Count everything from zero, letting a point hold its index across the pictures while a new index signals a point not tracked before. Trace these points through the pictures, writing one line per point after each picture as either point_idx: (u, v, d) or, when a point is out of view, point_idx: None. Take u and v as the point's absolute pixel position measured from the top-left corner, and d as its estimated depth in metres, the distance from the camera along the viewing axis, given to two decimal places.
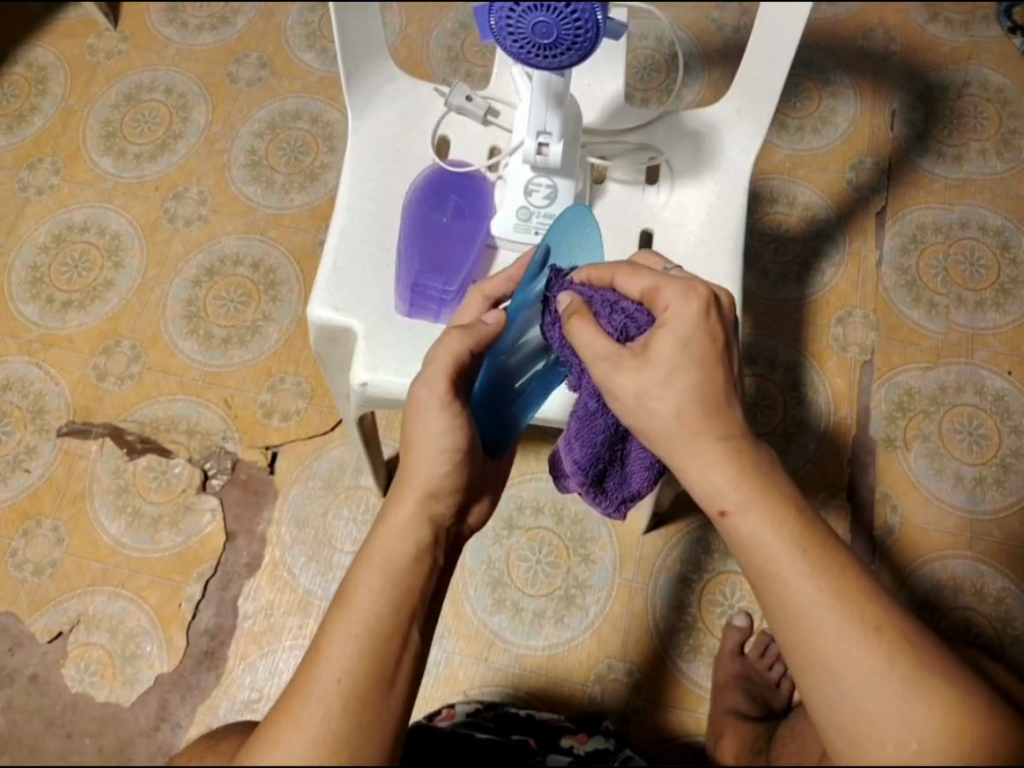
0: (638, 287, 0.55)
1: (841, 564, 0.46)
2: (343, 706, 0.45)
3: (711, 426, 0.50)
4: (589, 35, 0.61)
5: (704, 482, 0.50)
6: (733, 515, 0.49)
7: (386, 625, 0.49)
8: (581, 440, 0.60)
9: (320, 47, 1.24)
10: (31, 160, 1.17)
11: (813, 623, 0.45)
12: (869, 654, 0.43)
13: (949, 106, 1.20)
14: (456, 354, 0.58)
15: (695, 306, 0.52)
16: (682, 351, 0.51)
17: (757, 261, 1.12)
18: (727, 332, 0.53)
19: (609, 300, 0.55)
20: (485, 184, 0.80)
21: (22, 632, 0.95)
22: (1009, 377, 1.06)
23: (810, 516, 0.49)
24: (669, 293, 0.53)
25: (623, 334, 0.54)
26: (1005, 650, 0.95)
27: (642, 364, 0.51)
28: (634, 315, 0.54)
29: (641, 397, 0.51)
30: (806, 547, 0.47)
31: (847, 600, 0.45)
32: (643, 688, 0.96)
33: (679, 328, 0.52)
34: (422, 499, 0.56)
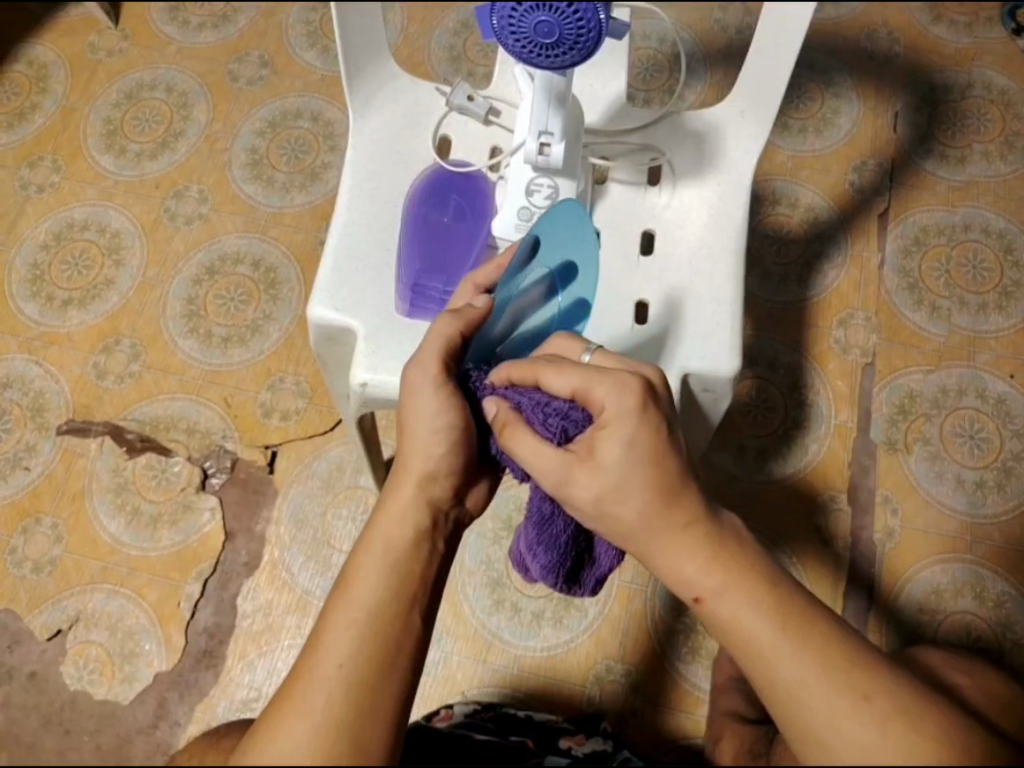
0: (568, 383, 0.55)
1: (825, 636, 0.47)
2: (345, 692, 0.45)
3: (674, 517, 0.51)
4: (590, 35, 0.61)
5: (677, 571, 0.51)
6: (708, 601, 0.50)
7: (388, 612, 0.49)
8: (545, 545, 0.62)
9: (321, 46, 1.24)
10: (32, 158, 1.17)
11: (800, 694, 0.45)
12: (860, 720, 0.44)
13: (953, 109, 1.20)
14: (447, 336, 0.60)
15: (631, 400, 0.52)
16: (628, 453, 0.51)
17: (758, 263, 1.12)
18: (665, 418, 0.53)
19: (539, 402, 0.56)
20: (487, 185, 0.81)
21: (21, 630, 0.95)
22: (1010, 381, 1.06)
23: (784, 584, 0.50)
24: (603, 390, 0.53)
25: (563, 435, 0.55)
26: (1005, 655, 0.94)
27: (592, 469, 0.52)
28: (570, 414, 0.55)
29: (601, 503, 0.52)
30: (784, 621, 0.48)
31: (833, 668, 0.46)
32: (642, 690, 0.96)
33: (623, 430, 0.52)
34: (419, 482, 0.56)
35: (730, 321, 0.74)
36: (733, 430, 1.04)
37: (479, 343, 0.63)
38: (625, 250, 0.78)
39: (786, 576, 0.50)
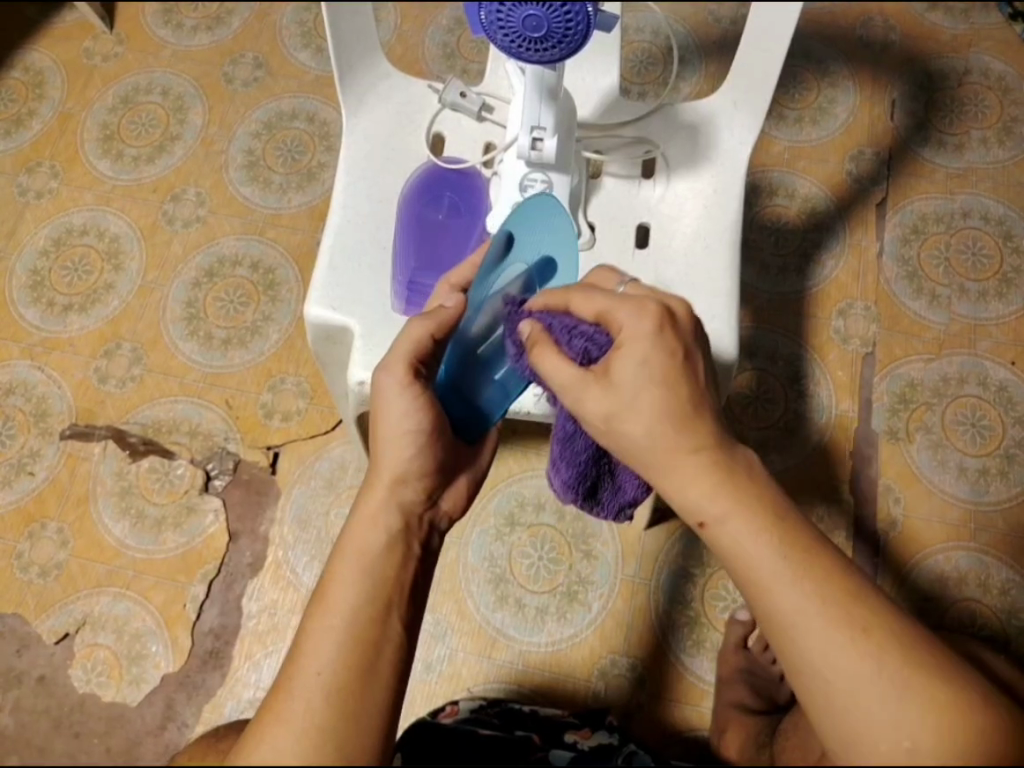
0: (592, 307, 0.55)
1: (829, 571, 0.46)
2: (326, 698, 0.45)
3: (683, 440, 0.50)
4: (578, 29, 0.61)
5: (682, 496, 0.50)
6: (712, 527, 0.49)
7: (364, 616, 0.50)
8: (565, 462, 0.63)
9: (315, 46, 1.24)
10: (29, 164, 1.17)
11: (799, 628, 0.45)
12: (858, 655, 0.43)
13: (950, 96, 1.19)
14: (418, 340, 0.59)
15: (648, 324, 0.52)
16: (642, 370, 0.51)
17: (756, 254, 1.11)
18: (686, 342, 0.52)
19: (567, 325, 0.56)
20: (481, 182, 0.81)
21: (29, 634, 0.96)
22: (1011, 367, 1.06)
23: (790, 515, 0.49)
24: (623, 314, 0.53)
25: (585, 356, 0.55)
26: (1011, 641, 0.94)
27: (604, 388, 0.52)
28: (593, 337, 0.55)
29: (611, 419, 0.52)
30: (787, 551, 0.47)
31: (835, 600, 0.45)
32: (647, 683, 0.96)
33: (639, 349, 0.51)
34: (390, 485, 0.57)
35: (727, 312, 0.74)
36: (733, 423, 1.04)
37: (456, 341, 0.62)
38: (620, 244, 0.78)
39: (789, 509, 0.49)
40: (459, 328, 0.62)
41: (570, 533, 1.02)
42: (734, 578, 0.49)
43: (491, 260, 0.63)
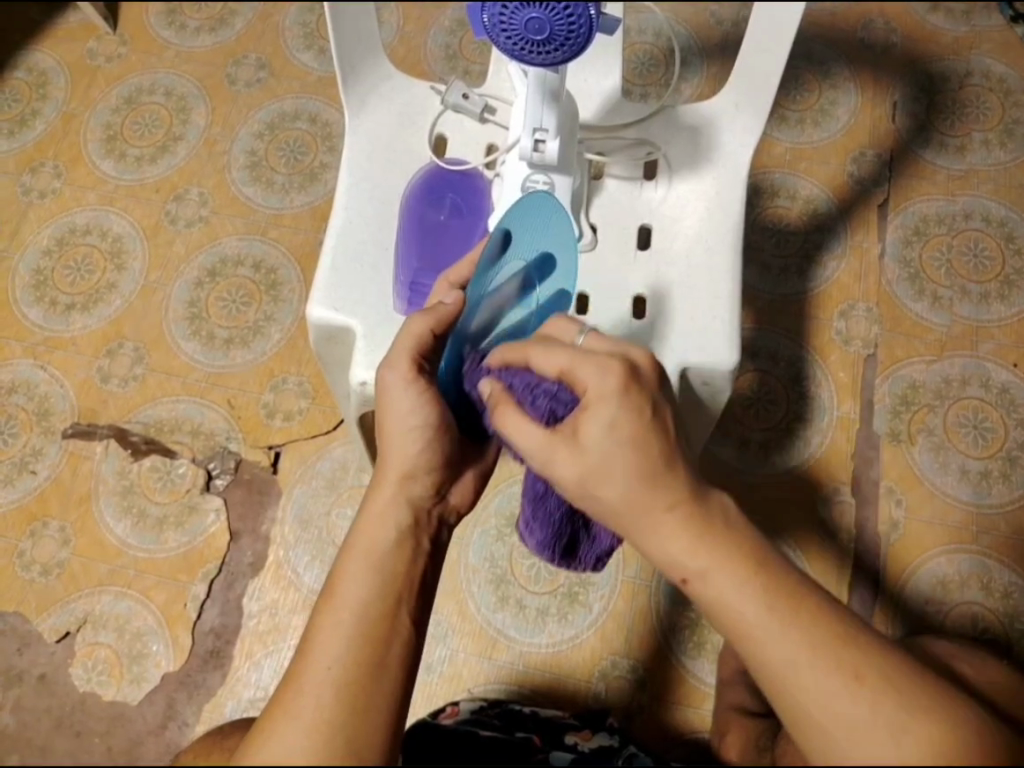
0: (555, 364, 0.54)
1: (818, 617, 0.46)
2: (335, 693, 0.45)
3: (658, 500, 0.49)
4: (581, 33, 0.61)
5: (663, 553, 0.49)
6: (695, 582, 0.48)
7: (374, 612, 0.50)
8: (539, 522, 0.63)
9: (318, 47, 1.25)
10: (33, 164, 1.18)
11: (793, 675, 0.45)
12: (852, 701, 0.43)
13: (952, 98, 1.19)
14: (418, 336, 0.59)
15: (613, 381, 0.50)
16: (610, 435, 0.49)
17: (757, 256, 1.12)
18: (652, 398, 0.51)
19: (530, 382, 0.56)
20: (483, 182, 0.81)
21: (30, 632, 0.96)
22: (1013, 370, 1.06)
23: (774, 557, 0.48)
24: (587, 372, 0.52)
25: (552, 415, 0.55)
26: (1013, 645, 0.94)
27: (574, 451, 0.51)
28: (558, 395, 0.54)
29: (585, 482, 0.51)
30: (774, 601, 0.46)
31: (826, 647, 0.45)
32: (648, 685, 0.96)
33: (605, 411, 0.50)
34: (399, 481, 0.57)
35: (728, 312, 0.74)
36: (734, 424, 1.04)
37: (457, 339, 0.62)
38: (622, 246, 0.78)
39: None
40: (458, 326, 0.62)
41: None
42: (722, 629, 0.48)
43: (489, 259, 0.63)
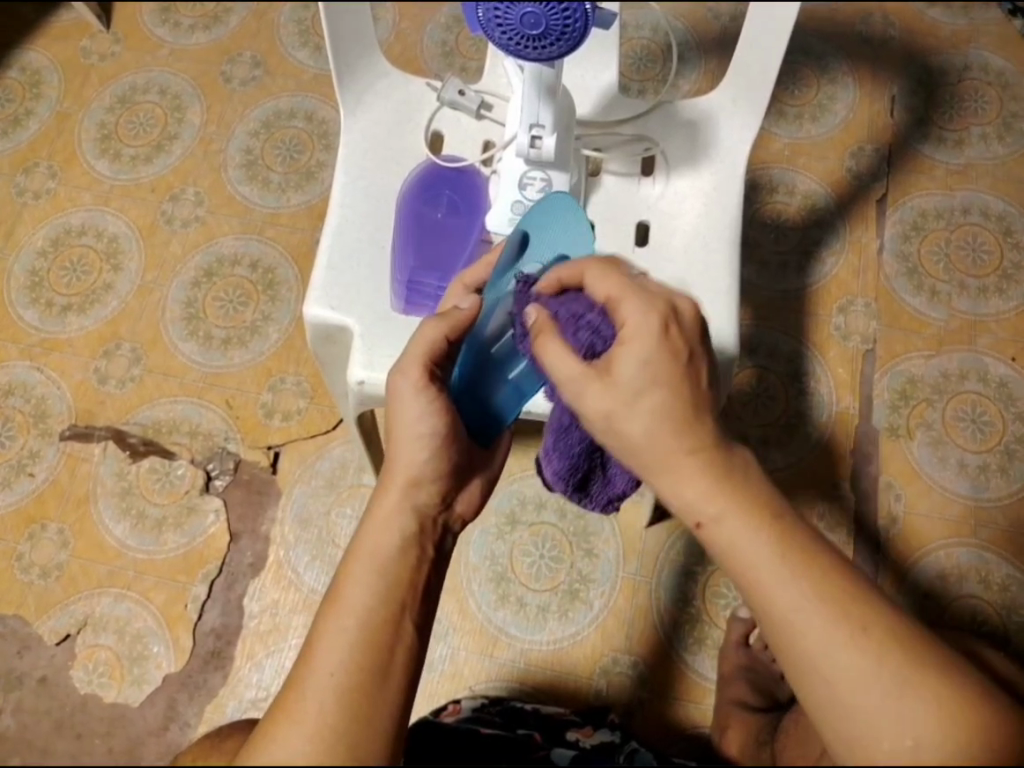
0: (601, 291, 0.52)
1: (825, 567, 0.46)
2: (338, 699, 0.45)
3: (682, 443, 0.48)
4: (577, 26, 0.61)
5: (678, 495, 0.49)
6: (709, 526, 0.48)
7: (378, 617, 0.50)
8: (559, 454, 0.61)
9: (314, 45, 1.24)
10: (27, 164, 1.17)
11: (799, 623, 0.44)
12: (857, 652, 0.43)
13: (950, 92, 1.19)
14: (431, 342, 0.59)
15: (654, 321, 0.49)
16: (644, 370, 0.48)
17: (756, 251, 1.11)
18: (690, 345, 0.50)
19: (575, 313, 0.53)
20: (480, 180, 0.81)
21: (30, 635, 0.96)
22: (1011, 363, 1.06)
23: (785, 513, 0.48)
24: (628, 307, 0.50)
25: (590, 350, 0.52)
26: (1011, 638, 0.94)
27: (607, 385, 0.49)
28: (599, 330, 0.52)
29: (611, 418, 0.49)
30: (784, 549, 0.46)
31: (833, 599, 0.45)
32: (649, 682, 0.96)
33: (640, 347, 0.49)
34: (404, 487, 0.56)
35: (726, 310, 0.74)
36: (734, 420, 1.04)
37: (471, 344, 0.62)
38: (620, 243, 0.78)
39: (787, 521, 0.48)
40: (474, 331, 0.62)
41: (571, 531, 1.02)
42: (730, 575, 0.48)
43: (506, 262, 0.63)
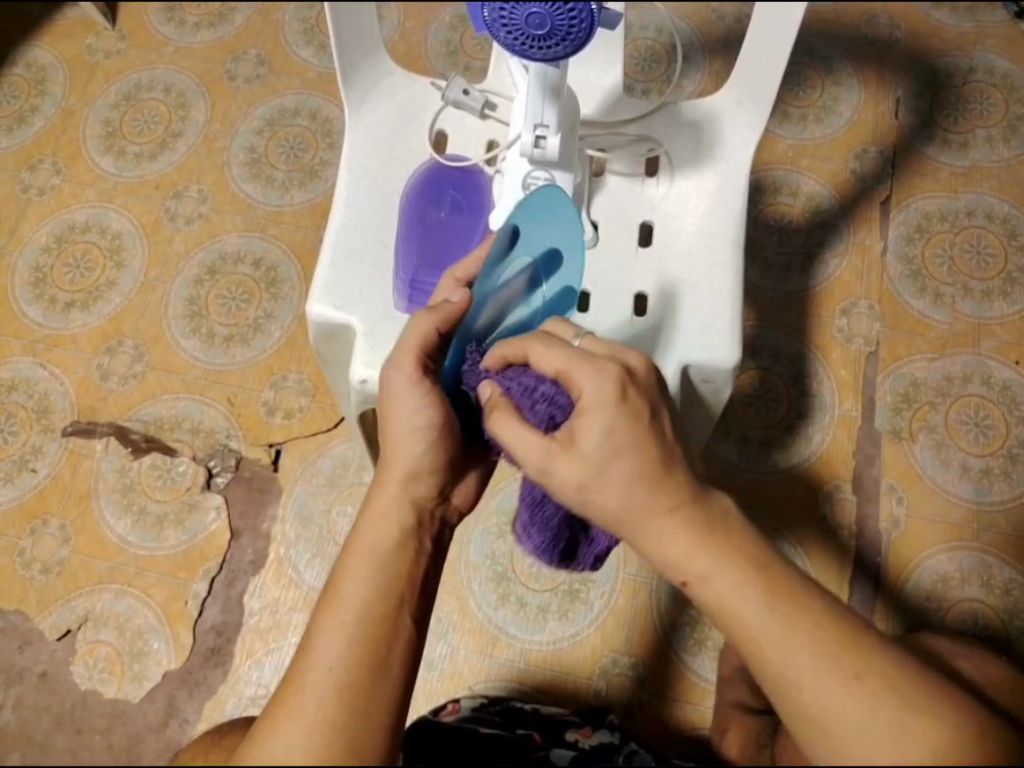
0: (552, 364, 0.54)
1: (815, 614, 0.45)
2: (337, 693, 0.45)
3: (657, 503, 0.49)
4: (583, 27, 0.61)
5: (661, 556, 0.49)
6: (695, 585, 0.48)
7: (377, 612, 0.50)
8: (537, 528, 0.63)
9: (318, 43, 1.24)
10: (32, 161, 1.17)
11: (794, 670, 0.44)
12: (853, 700, 0.43)
13: (954, 95, 1.18)
14: (424, 334, 0.59)
15: (611, 388, 0.50)
16: (608, 439, 0.49)
17: (759, 252, 1.11)
18: (649, 403, 0.51)
19: (528, 386, 0.55)
20: (484, 180, 0.81)
21: (31, 630, 0.96)
22: (1015, 367, 1.06)
23: (773, 562, 0.48)
24: (583, 376, 0.51)
25: (549, 422, 0.55)
26: (1013, 642, 0.94)
27: (573, 457, 0.50)
28: (556, 400, 0.55)
29: (583, 490, 0.50)
30: (773, 601, 0.46)
31: (823, 647, 0.44)
32: (649, 682, 0.96)
33: (603, 415, 0.50)
34: (402, 481, 0.56)
35: (728, 311, 0.74)
36: (736, 421, 1.04)
37: (462, 337, 0.62)
38: (623, 242, 0.78)
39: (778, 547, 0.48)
40: (464, 324, 0.62)
41: None
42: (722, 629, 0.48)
43: (494, 256, 0.64)
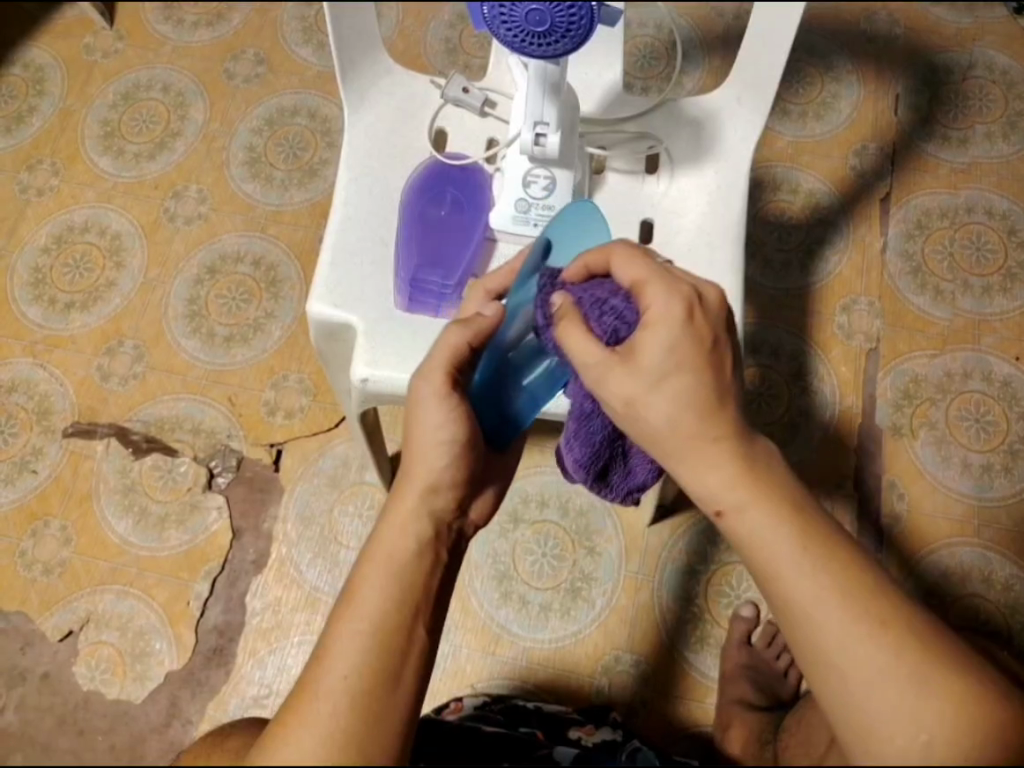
0: (629, 276, 0.52)
1: (845, 561, 0.46)
2: (351, 702, 0.46)
3: (707, 431, 0.49)
4: (582, 23, 0.61)
5: (700, 484, 0.50)
6: (730, 514, 0.49)
7: (392, 621, 0.50)
8: (579, 441, 0.60)
9: (317, 42, 1.24)
10: (30, 161, 1.17)
11: (815, 614, 0.44)
12: (875, 647, 0.43)
13: (954, 90, 1.19)
14: (454, 348, 0.58)
15: (679, 307, 0.50)
16: (669, 355, 0.49)
17: (759, 249, 1.11)
18: (715, 332, 0.50)
19: (599, 297, 0.53)
20: (484, 177, 0.80)
21: (33, 632, 0.96)
22: (1015, 363, 1.06)
23: (810, 513, 0.49)
24: (654, 292, 0.51)
25: (614, 334, 0.52)
26: (1014, 637, 0.94)
27: (631, 370, 0.49)
28: (625, 315, 0.52)
29: (632, 404, 0.50)
30: (806, 543, 0.47)
31: (850, 592, 0.45)
32: (652, 679, 0.96)
33: (666, 331, 0.49)
34: (421, 493, 0.56)
35: (729, 309, 0.74)
36: None
37: (492, 350, 0.60)
38: (624, 239, 0.78)
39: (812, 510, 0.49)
40: (495, 338, 0.60)
41: (574, 529, 1.02)
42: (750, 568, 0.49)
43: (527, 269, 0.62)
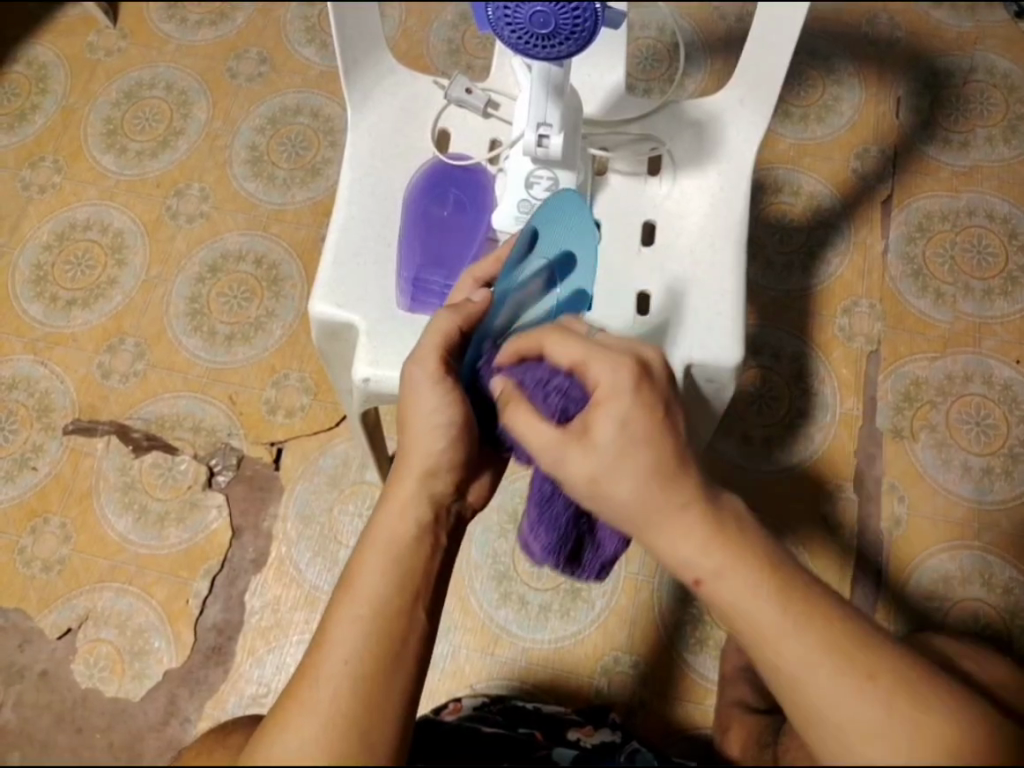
0: (567, 356, 0.52)
1: (827, 615, 0.44)
2: (353, 686, 0.46)
3: (673, 497, 0.48)
4: (586, 26, 0.61)
5: (672, 553, 0.47)
6: (708, 583, 0.46)
7: (393, 605, 0.50)
8: (545, 527, 0.59)
9: (320, 42, 1.24)
10: (33, 159, 1.17)
11: (805, 674, 0.43)
12: (868, 703, 0.42)
13: (955, 93, 1.19)
14: (445, 333, 0.59)
15: (627, 377, 0.50)
16: (622, 431, 0.49)
17: (760, 251, 1.11)
18: (665, 398, 0.50)
19: (541, 378, 0.54)
20: (487, 177, 0.80)
21: (32, 629, 0.96)
22: (1016, 367, 1.06)
23: (786, 565, 0.46)
24: (599, 368, 0.51)
25: (562, 413, 0.54)
26: (1014, 642, 0.94)
27: (585, 448, 0.49)
28: (569, 393, 0.53)
29: (595, 481, 0.49)
30: (786, 600, 0.45)
31: (836, 648, 0.43)
32: (651, 681, 0.96)
33: (618, 407, 0.49)
34: (421, 476, 0.56)
35: (732, 311, 0.74)
36: (738, 420, 1.04)
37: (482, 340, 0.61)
38: (626, 240, 0.77)
39: (788, 557, 0.47)
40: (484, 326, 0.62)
41: None
42: (732, 632, 0.47)
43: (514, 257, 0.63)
